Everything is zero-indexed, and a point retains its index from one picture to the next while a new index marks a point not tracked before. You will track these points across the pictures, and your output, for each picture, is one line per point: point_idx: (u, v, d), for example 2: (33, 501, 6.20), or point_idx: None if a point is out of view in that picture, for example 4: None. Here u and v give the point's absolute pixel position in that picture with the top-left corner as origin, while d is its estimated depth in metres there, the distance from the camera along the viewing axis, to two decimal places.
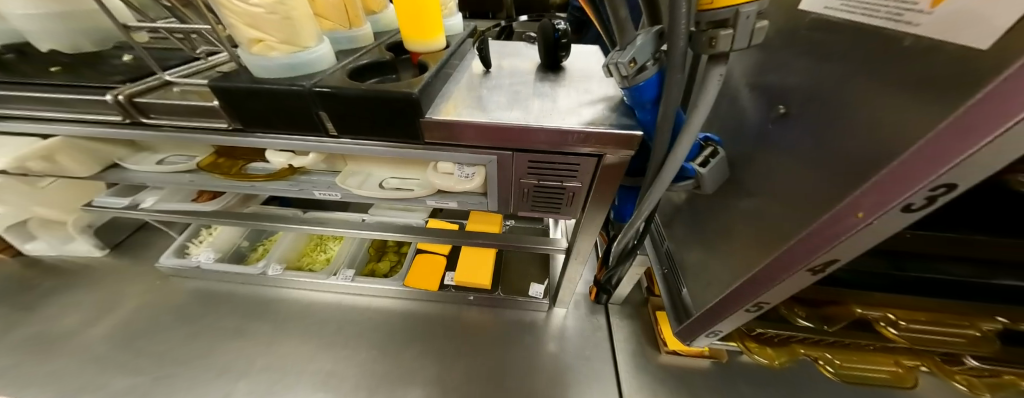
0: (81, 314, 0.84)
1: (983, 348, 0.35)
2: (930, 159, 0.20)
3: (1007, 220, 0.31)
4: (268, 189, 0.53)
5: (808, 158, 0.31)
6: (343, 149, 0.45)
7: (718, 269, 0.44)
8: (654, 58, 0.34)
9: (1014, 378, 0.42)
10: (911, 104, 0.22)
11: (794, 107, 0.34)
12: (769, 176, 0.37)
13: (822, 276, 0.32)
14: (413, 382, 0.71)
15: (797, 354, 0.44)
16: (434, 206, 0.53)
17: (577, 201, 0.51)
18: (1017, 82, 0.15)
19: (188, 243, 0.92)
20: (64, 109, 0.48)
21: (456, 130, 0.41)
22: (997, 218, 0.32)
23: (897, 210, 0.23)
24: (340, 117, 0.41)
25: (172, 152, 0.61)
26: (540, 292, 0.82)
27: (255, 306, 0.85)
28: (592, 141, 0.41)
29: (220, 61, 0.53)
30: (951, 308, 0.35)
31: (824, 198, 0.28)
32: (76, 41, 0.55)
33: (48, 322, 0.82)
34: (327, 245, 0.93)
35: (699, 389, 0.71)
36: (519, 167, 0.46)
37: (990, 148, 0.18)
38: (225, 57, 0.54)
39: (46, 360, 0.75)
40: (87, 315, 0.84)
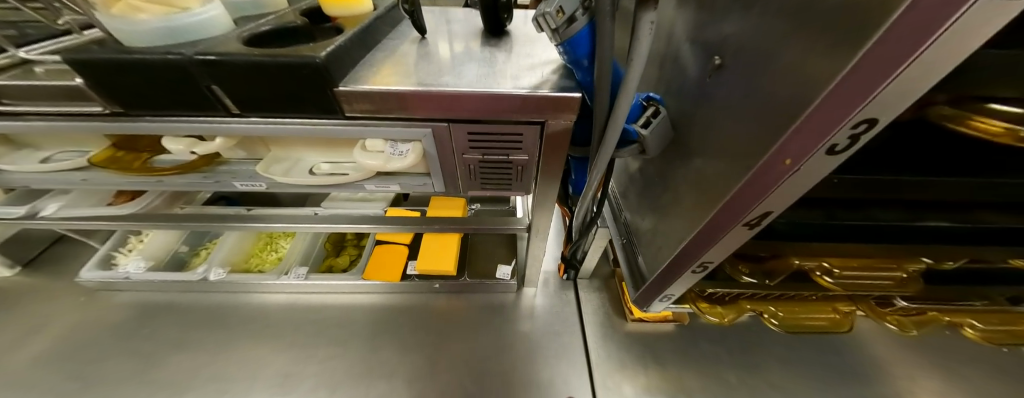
0: None
1: (908, 288, 0.38)
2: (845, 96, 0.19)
3: (933, 159, 0.31)
4: (180, 183, 0.48)
5: (741, 110, 0.30)
6: (253, 131, 0.40)
7: (667, 233, 0.44)
8: (584, 8, 0.31)
9: (936, 314, 0.46)
10: (828, 36, 0.20)
11: (728, 56, 0.32)
12: (708, 133, 0.35)
13: (759, 229, 0.32)
14: (377, 375, 0.69)
15: (744, 310, 0.45)
16: (374, 191, 0.48)
17: (527, 175, 0.48)
18: (917, 13, 0.14)
19: (113, 253, 0.82)
20: None
21: (378, 101, 0.36)
22: (925, 159, 0.32)
23: (822, 153, 0.22)
24: (239, 92, 0.35)
25: (60, 148, 0.52)
26: (506, 273, 0.81)
27: (200, 314, 0.78)
28: (530, 107, 0.37)
29: (96, 36, 0.45)
30: (880, 250, 0.36)
31: (753, 149, 0.27)
32: None
33: None
34: (278, 243, 0.86)
35: (663, 353, 0.74)
36: (459, 141, 0.42)
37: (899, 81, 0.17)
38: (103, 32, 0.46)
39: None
40: None
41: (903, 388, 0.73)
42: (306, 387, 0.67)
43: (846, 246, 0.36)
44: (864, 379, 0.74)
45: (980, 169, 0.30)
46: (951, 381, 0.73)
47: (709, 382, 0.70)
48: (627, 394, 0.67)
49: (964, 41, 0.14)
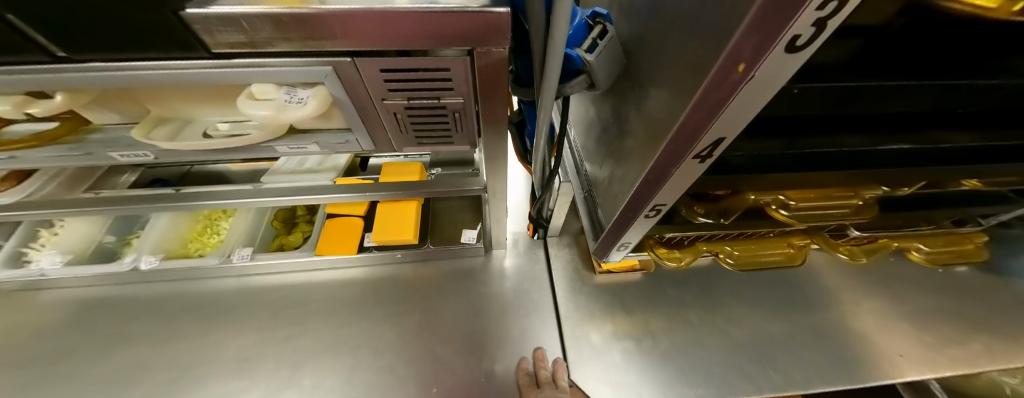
0: None
1: (866, 215, 0.39)
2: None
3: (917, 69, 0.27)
4: (40, 159, 0.39)
5: (691, 15, 0.24)
6: (105, 81, 0.32)
7: (623, 178, 0.40)
8: None
9: (887, 241, 0.48)
10: None
11: None
12: (659, 55, 0.30)
13: (713, 160, 0.28)
14: (341, 351, 0.67)
15: (701, 252, 0.44)
16: (289, 152, 0.41)
17: (468, 124, 0.42)
18: None
19: (23, 249, 0.72)
20: None
21: (246, 29, 0.28)
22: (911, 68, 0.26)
23: (781, 52, 0.17)
24: (47, 26, 0.25)
25: None
26: (472, 237, 0.77)
27: (141, 306, 0.72)
28: (450, 32, 0.30)
29: None
30: (831, 178, 0.35)
31: (703, 64, 0.23)
32: None
33: None
34: (219, 225, 0.78)
35: (629, 300, 0.75)
36: (371, 83, 0.34)
37: None
38: None
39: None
40: None
41: (848, 311, 0.78)
42: (267, 367, 0.65)
43: (803, 176, 0.34)
44: (816, 307, 0.78)
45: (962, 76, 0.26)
46: (892, 301, 0.79)
47: (673, 323, 0.73)
48: (595, 342, 0.69)
49: None
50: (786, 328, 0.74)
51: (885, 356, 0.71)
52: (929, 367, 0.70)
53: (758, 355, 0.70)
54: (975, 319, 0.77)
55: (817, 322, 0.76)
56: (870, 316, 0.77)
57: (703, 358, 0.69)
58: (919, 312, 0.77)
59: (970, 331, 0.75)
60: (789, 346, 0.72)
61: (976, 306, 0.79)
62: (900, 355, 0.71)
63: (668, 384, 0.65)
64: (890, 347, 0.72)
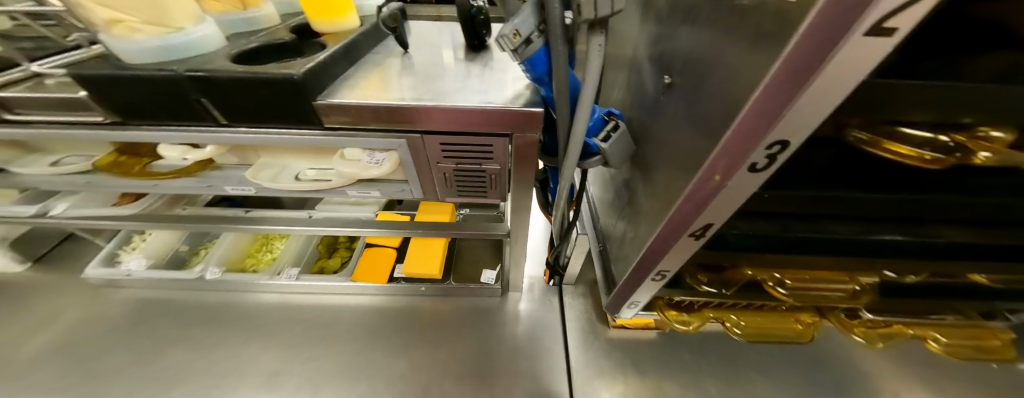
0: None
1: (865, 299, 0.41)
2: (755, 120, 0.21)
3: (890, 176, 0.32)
4: (175, 187, 0.51)
5: (687, 125, 0.32)
6: (242, 141, 0.42)
7: (633, 242, 0.45)
8: (540, 31, 0.33)
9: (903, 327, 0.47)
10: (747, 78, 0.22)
11: (677, 76, 0.34)
12: (662, 147, 0.37)
13: (705, 241, 0.34)
14: (362, 377, 0.70)
15: (707, 318, 0.47)
16: (355, 196, 0.51)
17: (501, 184, 0.49)
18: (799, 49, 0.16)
19: (117, 251, 0.85)
20: None
21: (354, 114, 0.39)
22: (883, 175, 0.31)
23: (745, 170, 0.25)
24: (219, 105, 0.38)
25: (70, 152, 0.55)
26: (491, 278, 0.82)
27: (196, 312, 0.81)
28: (497, 120, 0.39)
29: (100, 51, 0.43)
30: (831, 262, 0.38)
31: (693, 164, 0.30)
32: None
33: None
34: (273, 245, 0.89)
35: (643, 360, 0.74)
36: (433, 151, 0.44)
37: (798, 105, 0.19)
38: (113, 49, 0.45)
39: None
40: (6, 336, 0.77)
41: None
42: (288, 385, 0.69)
43: (802, 257, 0.37)
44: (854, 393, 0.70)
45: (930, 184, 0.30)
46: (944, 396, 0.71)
47: (690, 391, 0.69)
48: None
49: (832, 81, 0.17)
50: None
51: None
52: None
53: None
54: None
55: None
56: None
57: None
58: None
59: None
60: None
61: None
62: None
63: None
64: None
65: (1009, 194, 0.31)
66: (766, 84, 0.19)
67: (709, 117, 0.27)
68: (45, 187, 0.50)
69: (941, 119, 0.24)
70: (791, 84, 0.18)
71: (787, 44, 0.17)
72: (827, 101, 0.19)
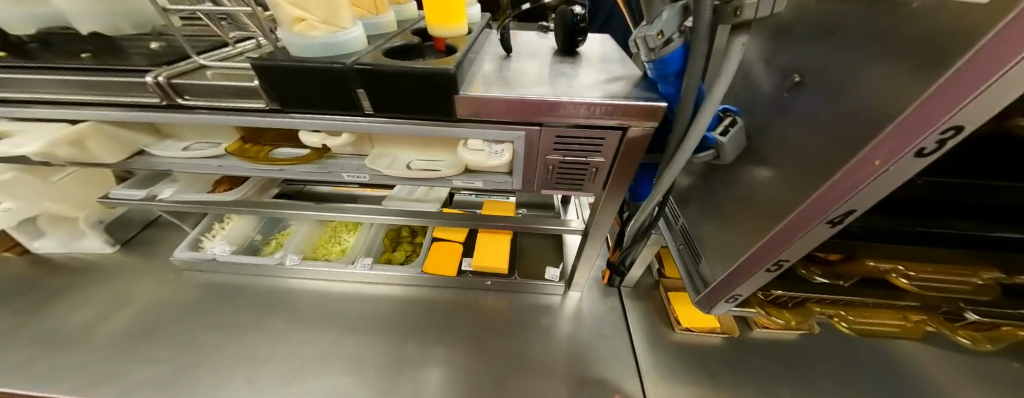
0: (93, 313, 0.82)
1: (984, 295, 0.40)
2: (933, 111, 0.23)
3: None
4: (296, 172, 0.56)
5: (826, 120, 0.34)
6: (381, 128, 0.47)
7: (741, 235, 0.48)
8: (680, 32, 0.37)
9: (1012, 329, 0.45)
10: (921, 70, 0.24)
11: (807, 77, 0.38)
12: (786, 143, 0.41)
13: (841, 228, 0.36)
14: (435, 364, 0.72)
15: (813, 313, 0.47)
16: (459, 186, 0.54)
17: (600, 177, 0.52)
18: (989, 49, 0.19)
19: (201, 237, 0.91)
20: (96, 92, 0.48)
21: (487, 106, 0.43)
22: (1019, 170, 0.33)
23: (911, 156, 0.26)
24: (372, 96, 0.43)
25: (197, 139, 0.61)
26: (555, 276, 0.83)
27: (272, 297, 0.85)
28: (617, 114, 0.43)
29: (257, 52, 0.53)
30: (952, 258, 0.38)
31: (838, 154, 0.32)
32: (116, 24, 0.60)
33: (58, 319, 0.81)
34: (341, 237, 0.93)
35: (713, 364, 0.73)
36: (549, 143, 0.47)
37: (987, 93, 0.21)
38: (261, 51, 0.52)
39: (49, 360, 0.73)
40: (99, 313, 0.82)
41: None
42: (352, 364, 0.72)
43: (925, 251, 0.38)
44: None
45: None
46: None
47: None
48: None
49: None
50: None
51: None
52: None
53: None
54: None
55: None
56: None
57: None
58: None
59: None
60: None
61: None
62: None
63: None
64: None
65: None
66: (940, 82, 0.22)
67: (861, 109, 0.30)
68: (181, 169, 0.55)
69: None
70: (973, 79, 0.21)
71: (977, 42, 0.19)
72: (1018, 89, 0.20)
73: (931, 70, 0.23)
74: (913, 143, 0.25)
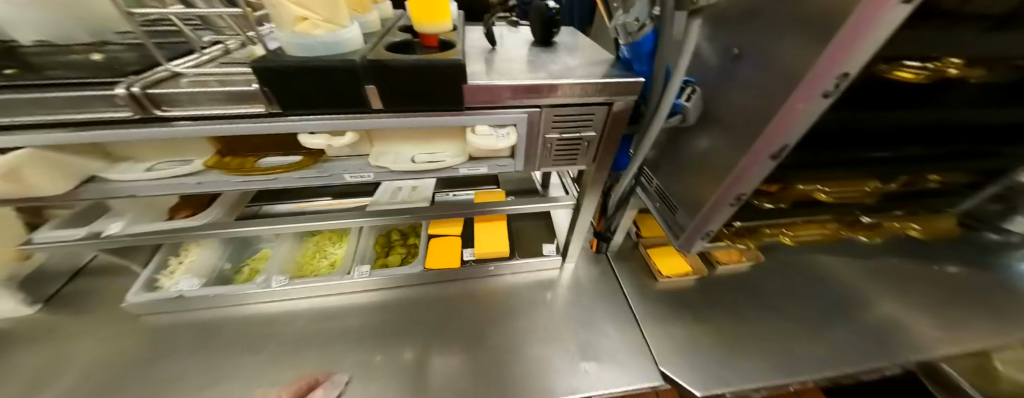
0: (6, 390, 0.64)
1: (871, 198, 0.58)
2: (831, 62, 0.33)
3: (888, 106, 0.47)
4: (293, 179, 0.54)
5: (762, 80, 0.45)
6: (391, 123, 0.48)
7: (707, 183, 0.58)
8: (650, 18, 0.47)
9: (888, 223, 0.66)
10: (821, 36, 0.34)
11: (744, 48, 0.49)
12: (734, 103, 0.51)
13: (780, 160, 0.47)
14: (453, 352, 0.72)
15: (765, 235, 0.62)
16: (465, 174, 0.58)
17: (590, 150, 0.60)
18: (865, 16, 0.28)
19: (157, 276, 0.80)
20: (21, 109, 0.40)
21: (495, 92, 0.47)
22: (883, 106, 0.46)
23: (820, 97, 0.36)
24: (384, 91, 0.44)
25: (159, 158, 0.54)
26: (551, 250, 0.90)
27: (257, 322, 0.77)
28: (607, 91, 0.50)
29: (237, 59, 0.50)
30: (839, 174, 0.53)
31: (774, 104, 0.42)
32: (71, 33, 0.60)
33: None
34: (327, 251, 0.91)
35: (693, 301, 0.86)
36: (549, 122, 0.53)
37: (861, 46, 0.31)
38: (241, 58, 0.50)
39: None
40: (15, 390, 0.64)
41: (880, 300, 0.88)
42: (348, 364, 0.69)
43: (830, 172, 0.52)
44: (851, 304, 0.87)
45: (913, 101, 0.46)
46: (912, 291, 0.91)
47: (736, 317, 0.82)
48: (675, 336, 0.76)
49: (881, 29, 0.29)
50: (835, 318, 0.83)
51: (930, 338, 0.79)
52: (963, 348, 0.78)
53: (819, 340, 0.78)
54: (988, 303, 0.88)
55: (862, 311, 0.85)
56: (900, 302, 0.88)
57: (776, 349, 0.75)
58: (938, 299, 0.89)
59: (988, 312, 0.86)
60: (842, 334, 0.80)
61: (984, 294, 0.91)
62: (938, 339, 0.79)
63: (763, 377, 0.69)
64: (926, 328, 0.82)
65: (945, 110, 0.48)
66: (837, 38, 0.32)
67: (787, 68, 0.40)
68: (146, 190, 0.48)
69: (921, 58, 0.39)
70: (856, 35, 0.30)
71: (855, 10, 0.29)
72: (875, 42, 0.30)
73: (827, 35, 0.33)
74: (820, 87, 0.35)
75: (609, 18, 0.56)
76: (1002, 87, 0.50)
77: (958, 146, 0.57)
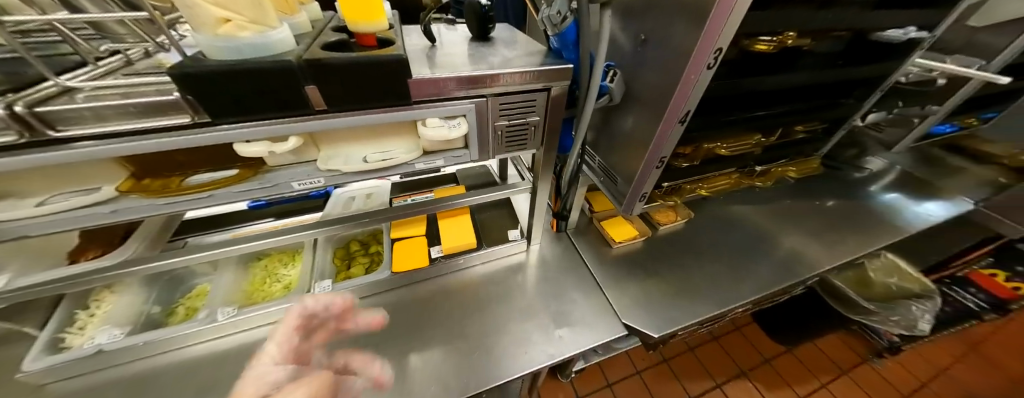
0: None
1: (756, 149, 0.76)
2: (709, 39, 0.44)
3: (756, 74, 0.59)
4: (232, 194, 0.51)
5: (664, 59, 0.54)
6: (338, 123, 0.48)
7: (635, 153, 0.67)
8: (570, 11, 0.53)
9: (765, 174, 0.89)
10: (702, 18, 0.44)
11: (648, 34, 0.58)
12: (647, 81, 0.60)
13: (684, 125, 0.57)
14: (433, 347, 0.73)
15: (687, 189, 0.78)
16: (421, 168, 0.60)
17: (537, 133, 0.65)
18: None
19: (61, 335, 0.67)
20: None
21: (442, 84, 0.50)
22: (753, 73, 0.59)
23: (706, 68, 0.48)
24: (328, 92, 0.44)
25: (50, 191, 0.46)
26: (515, 236, 0.94)
27: (205, 363, 0.69)
28: (546, 77, 0.55)
29: (145, 69, 0.46)
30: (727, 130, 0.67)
31: (677, 77, 0.52)
32: None
33: None
34: (278, 273, 0.84)
35: (643, 260, 0.97)
36: (495, 110, 0.57)
37: (727, 24, 0.42)
38: (151, 68, 0.46)
39: None
40: None
41: (784, 236, 1.08)
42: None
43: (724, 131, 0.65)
44: (764, 242, 1.05)
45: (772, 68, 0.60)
46: (804, 224, 1.13)
47: (678, 268, 0.95)
48: (633, 292, 0.86)
49: (738, 9, 0.41)
50: (753, 255, 1.01)
51: (820, 257, 1.00)
52: (840, 260, 1.00)
53: (744, 274, 0.94)
54: (855, 224, 1.13)
55: (773, 246, 1.04)
56: (797, 234, 1.09)
57: (712, 288, 0.89)
58: (820, 226, 1.12)
59: (854, 231, 1.11)
60: (759, 266, 0.97)
61: (851, 218, 1.16)
62: (825, 258, 0.99)
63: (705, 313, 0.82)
64: (816, 250, 1.03)
65: (794, 74, 0.63)
66: (711, 18, 0.43)
67: (682, 46, 0.49)
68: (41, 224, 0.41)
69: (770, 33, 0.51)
70: (722, 16, 0.42)
71: None
72: (733, 23, 0.42)
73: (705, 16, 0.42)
74: (705, 59, 0.46)
75: (537, 11, 0.62)
76: (828, 54, 0.66)
77: (809, 102, 0.74)
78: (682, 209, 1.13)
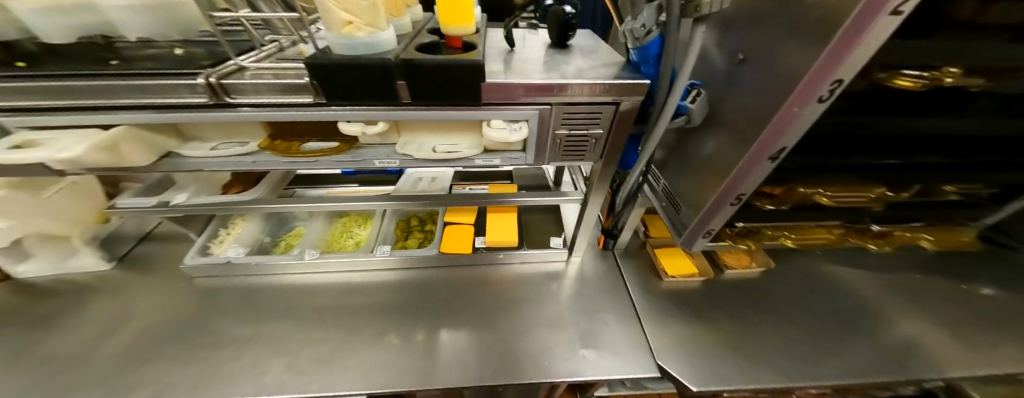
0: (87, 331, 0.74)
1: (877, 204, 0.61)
2: (828, 70, 0.36)
3: (888, 114, 0.48)
4: (330, 162, 0.61)
5: (761, 84, 0.48)
6: (418, 115, 0.54)
7: (708, 183, 0.61)
8: (657, 25, 0.50)
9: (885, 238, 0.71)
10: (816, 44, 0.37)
11: (748, 54, 0.51)
12: (737, 106, 0.53)
13: (776, 162, 0.50)
14: (462, 328, 0.78)
15: (768, 235, 0.68)
16: (480, 164, 0.64)
17: (598, 147, 0.63)
18: (860, 22, 0.31)
19: (209, 244, 0.91)
20: (126, 94, 0.49)
21: (511, 89, 0.52)
22: (883, 113, 0.48)
23: (816, 101, 0.39)
24: (414, 86, 0.50)
25: (221, 139, 0.63)
26: (559, 243, 0.94)
27: (291, 289, 0.86)
28: (616, 91, 0.54)
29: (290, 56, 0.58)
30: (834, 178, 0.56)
31: (772, 107, 0.45)
32: None
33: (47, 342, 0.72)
34: (352, 231, 0.99)
35: (697, 301, 0.87)
36: (558, 119, 0.57)
37: (854, 54, 0.34)
38: (293, 55, 0.58)
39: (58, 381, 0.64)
40: (94, 332, 0.75)
41: (900, 317, 0.85)
42: (369, 335, 0.76)
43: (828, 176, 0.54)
44: (865, 317, 0.85)
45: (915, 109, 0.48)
46: (937, 309, 0.87)
47: (738, 319, 0.83)
48: (676, 332, 0.79)
49: (873, 38, 0.32)
50: (846, 330, 0.82)
51: (952, 356, 0.77)
52: (986, 369, 0.75)
53: (828, 349, 0.77)
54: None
55: (879, 326, 0.83)
56: (922, 319, 0.85)
57: (778, 354, 0.76)
58: (964, 318, 0.85)
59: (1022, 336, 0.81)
60: (852, 345, 0.78)
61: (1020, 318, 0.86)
62: (960, 360, 0.76)
63: (762, 378, 0.70)
64: (948, 347, 0.79)
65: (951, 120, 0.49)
66: (832, 45, 0.34)
67: (789, 71, 0.42)
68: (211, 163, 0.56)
69: (918, 65, 0.41)
70: (850, 43, 0.33)
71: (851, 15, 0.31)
72: (867, 50, 0.33)
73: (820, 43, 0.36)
74: (816, 91, 0.38)
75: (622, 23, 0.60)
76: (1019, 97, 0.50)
77: (974, 156, 0.57)
78: (759, 255, 0.98)
